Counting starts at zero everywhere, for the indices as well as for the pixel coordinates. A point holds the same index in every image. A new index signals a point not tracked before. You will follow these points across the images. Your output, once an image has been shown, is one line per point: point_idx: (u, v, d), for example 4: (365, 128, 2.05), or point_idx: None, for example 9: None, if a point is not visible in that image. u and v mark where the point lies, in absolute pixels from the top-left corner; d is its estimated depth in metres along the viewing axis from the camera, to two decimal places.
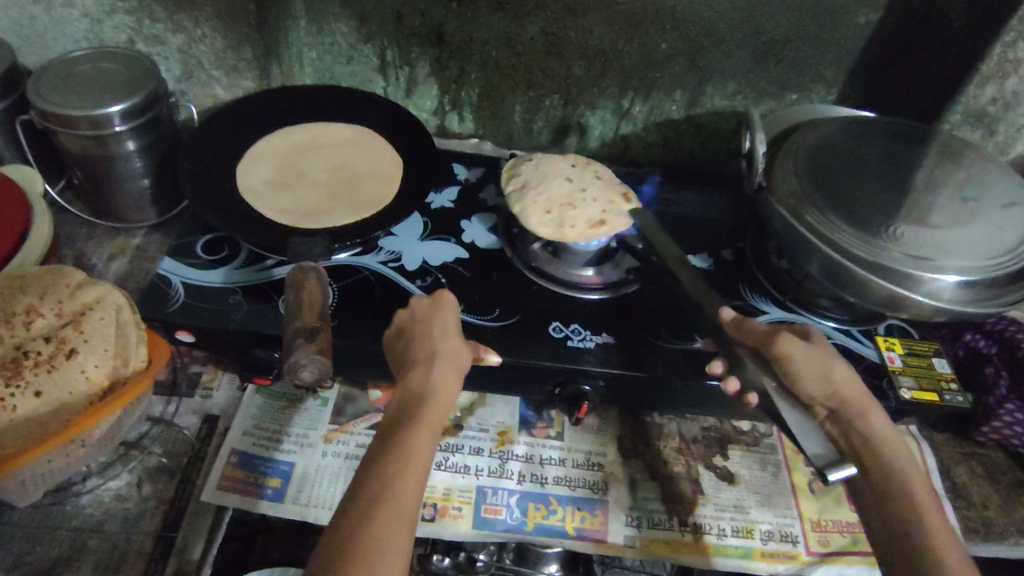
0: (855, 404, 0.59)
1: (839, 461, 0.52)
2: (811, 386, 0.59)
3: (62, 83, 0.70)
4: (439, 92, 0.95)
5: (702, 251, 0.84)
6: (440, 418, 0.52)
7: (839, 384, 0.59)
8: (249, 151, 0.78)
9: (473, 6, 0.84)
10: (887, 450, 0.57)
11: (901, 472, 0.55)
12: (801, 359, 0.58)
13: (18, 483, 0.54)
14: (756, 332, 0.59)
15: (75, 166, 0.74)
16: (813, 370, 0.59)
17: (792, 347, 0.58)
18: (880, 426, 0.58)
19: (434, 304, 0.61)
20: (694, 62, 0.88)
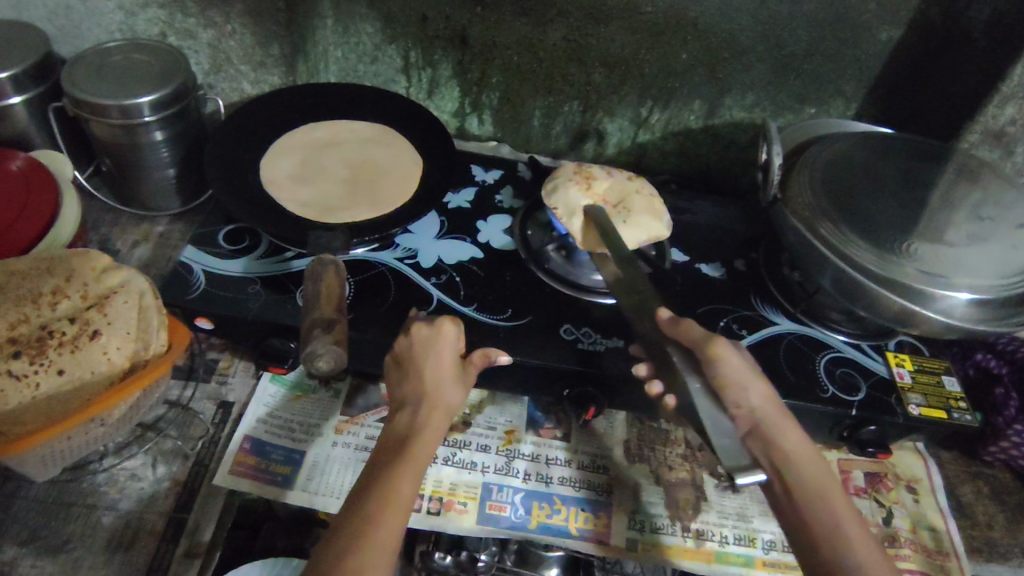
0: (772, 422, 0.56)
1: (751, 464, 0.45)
2: (737, 396, 0.56)
3: (95, 73, 0.72)
4: (460, 94, 0.96)
5: (714, 260, 0.84)
6: (426, 459, 0.52)
7: (764, 402, 0.57)
8: (272, 144, 0.80)
9: (497, 10, 0.85)
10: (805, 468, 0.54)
11: (826, 496, 0.54)
12: (732, 365, 0.55)
13: (38, 458, 0.56)
14: (694, 334, 0.56)
15: (104, 154, 0.76)
16: (740, 381, 0.56)
17: (727, 352, 0.56)
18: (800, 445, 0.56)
19: (433, 335, 0.57)
20: (713, 73, 0.88)
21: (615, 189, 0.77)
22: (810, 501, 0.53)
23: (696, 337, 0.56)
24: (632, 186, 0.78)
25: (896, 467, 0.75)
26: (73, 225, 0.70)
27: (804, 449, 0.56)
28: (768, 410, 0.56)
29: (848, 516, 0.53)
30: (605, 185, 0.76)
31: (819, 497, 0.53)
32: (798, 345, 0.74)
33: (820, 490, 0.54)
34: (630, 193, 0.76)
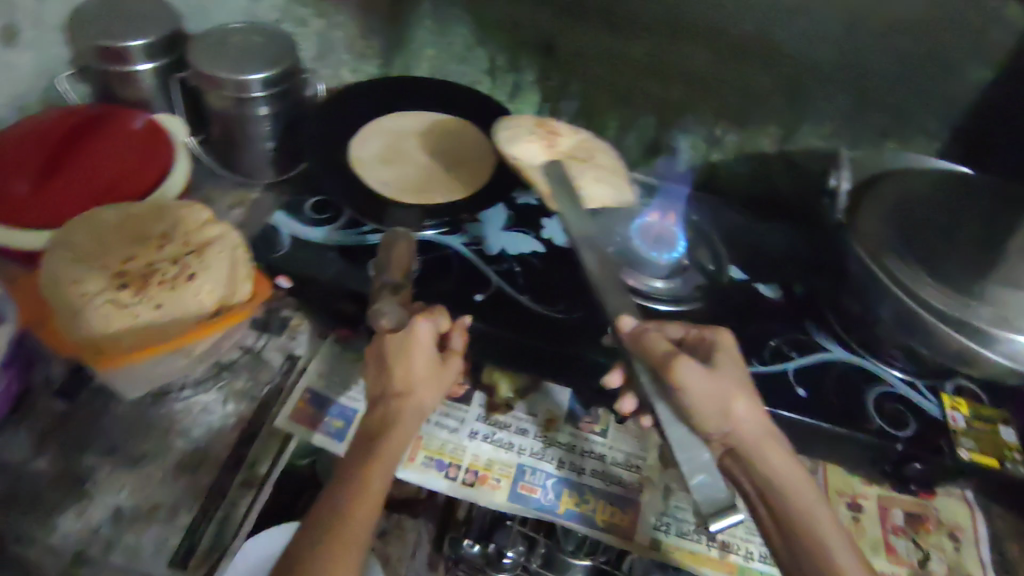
0: (751, 443, 0.56)
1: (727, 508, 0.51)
2: (708, 424, 0.56)
3: (217, 48, 0.81)
4: (541, 99, 1.01)
5: (773, 282, 0.83)
6: (395, 450, 0.55)
7: (736, 424, 0.56)
8: (362, 127, 0.86)
9: (586, 23, 0.90)
10: (788, 490, 0.55)
11: (812, 517, 0.54)
12: (694, 388, 0.55)
13: (132, 377, 0.63)
14: (655, 353, 0.56)
15: (216, 122, 0.85)
16: (708, 404, 0.55)
17: (688, 376, 0.55)
18: (782, 464, 0.56)
19: (400, 338, 0.57)
20: (793, 99, 0.89)
21: (580, 146, 0.84)
22: (797, 529, 0.54)
23: (657, 355, 0.55)
24: (591, 147, 0.86)
25: (941, 512, 0.73)
26: (185, 179, 0.77)
27: (791, 472, 0.56)
28: (749, 428, 0.56)
29: (834, 535, 0.53)
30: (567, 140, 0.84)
31: (804, 523, 0.54)
32: (847, 375, 0.74)
33: (807, 506, 0.55)
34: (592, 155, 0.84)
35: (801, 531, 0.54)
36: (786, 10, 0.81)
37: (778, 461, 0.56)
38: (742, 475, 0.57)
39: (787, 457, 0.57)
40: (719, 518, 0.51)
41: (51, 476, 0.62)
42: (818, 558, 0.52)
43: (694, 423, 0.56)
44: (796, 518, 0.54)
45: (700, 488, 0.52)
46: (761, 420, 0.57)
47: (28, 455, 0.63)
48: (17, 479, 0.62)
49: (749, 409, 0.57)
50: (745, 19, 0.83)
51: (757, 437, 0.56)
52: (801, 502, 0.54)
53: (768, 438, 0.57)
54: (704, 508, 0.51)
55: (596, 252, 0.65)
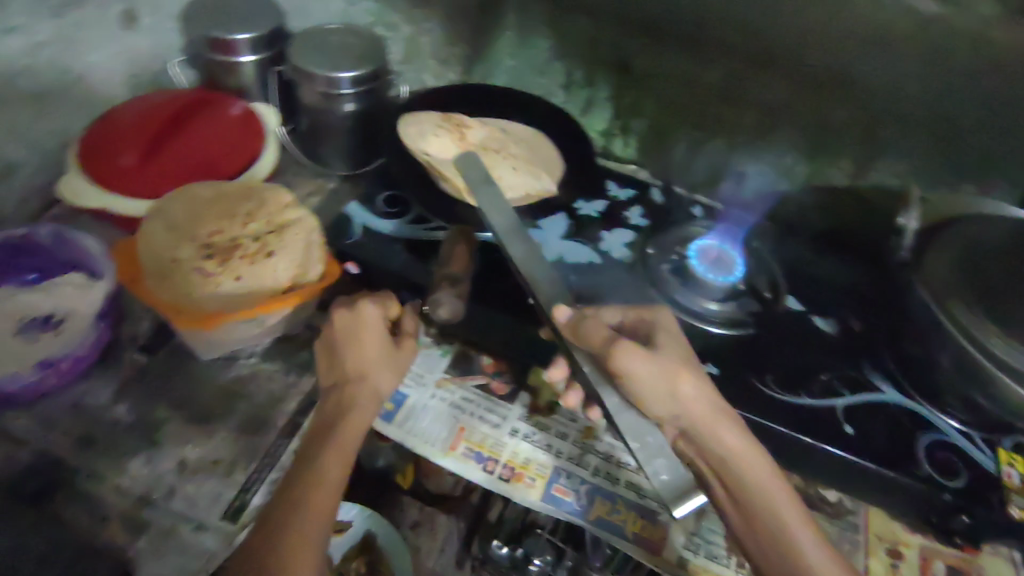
0: (700, 421, 0.60)
1: (687, 494, 0.58)
2: (657, 407, 0.59)
3: (313, 46, 0.87)
4: (612, 116, 1.03)
5: (830, 316, 0.82)
6: (350, 438, 0.60)
7: (686, 404, 0.60)
8: (439, 129, 0.91)
9: (665, 45, 0.92)
10: (744, 470, 0.59)
11: (768, 493, 0.58)
12: (640, 374, 0.58)
13: (214, 339, 0.70)
14: (595, 340, 0.58)
15: (305, 114, 0.91)
16: (653, 385, 0.58)
17: (632, 361, 0.57)
18: (732, 440, 0.59)
19: (353, 320, 0.63)
20: (870, 133, 0.87)
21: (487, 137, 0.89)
22: (752, 506, 0.58)
23: (597, 342, 0.58)
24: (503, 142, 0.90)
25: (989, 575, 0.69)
26: (271, 167, 0.82)
27: (742, 446, 0.59)
28: (693, 408, 0.60)
29: (785, 508, 0.58)
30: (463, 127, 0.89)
31: (759, 500, 0.58)
32: (898, 418, 0.72)
33: (758, 482, 0.59)
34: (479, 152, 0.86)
35: (757, 507, 0.58)
36: (870, 44, 0.79)
37: (728, 439, 0.59)
38: (699, 456, 0.61)
39: (738, 435, 0.60)
40: (679, 505, 0.58)
41: (127, 422, 0.68)
42: (775, 535, 0.57)
43: (643, 407, 0.60)
44: (751, 496, 0.58)
45: (663, 483, 0.59)
46: (708, 397, 0.61)
47: (109, 401, 0.69)
48: (97, 421, 0.67)
49: (696, 385, 0.60)
50: (825, 52, 0.82)
51: (705, 416, 0.60)
52: (757, 480, 0.59)
53: (713, 415, 0.60)
54: (667, 499, 0.58)
55: (525, 242, 0.66)
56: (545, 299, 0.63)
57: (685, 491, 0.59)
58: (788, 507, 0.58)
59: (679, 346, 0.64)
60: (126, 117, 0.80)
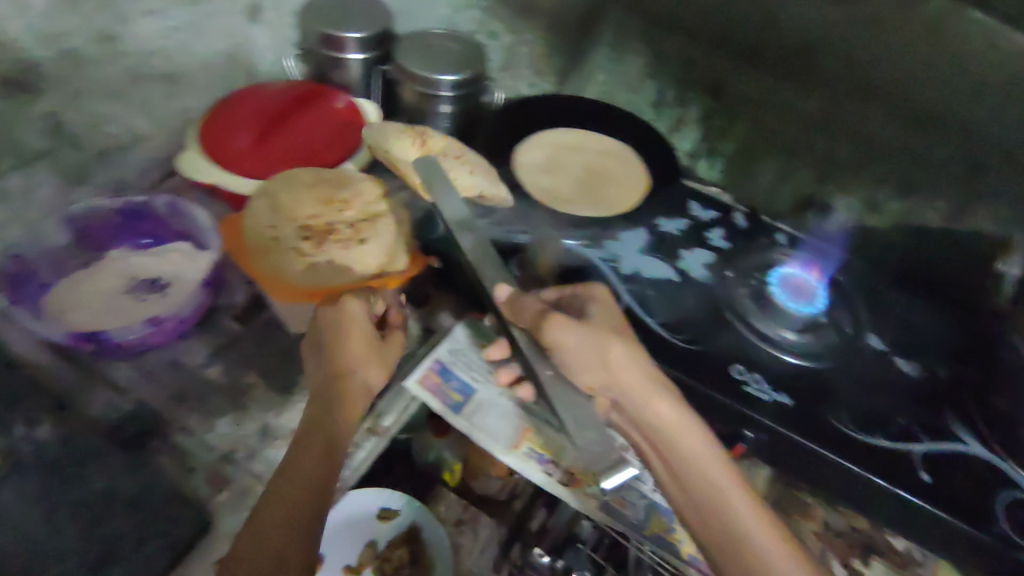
0: (638, 395, 0.65)
1: (618, 466, 0.67)
2: (588, 375, 0.65)
3: (418, 48, 0.91)
4: (701, 137, 1.05)
5: (914, 360, 0.78)
6: (340, 430, 0.61)
7: (618, 374, 0.65)
8: (530, 137, 0.93)
9: (762, 70, 0.91)
10: (675, 439, 0.64)
11: (700, 462, 0.63)
12: (570, 343, 0.65)
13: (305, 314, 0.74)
14: (527, 313, 0.65)
15: (405, 113, 0.95)
16: (584, 355, 0.65)
17: (561, 329, 0.64)
18: (670, 414, 0.64)
19: (340, 316, 0.66)
20: (970, 178, 0.83)
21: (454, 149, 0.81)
22: (688, 473, 0.63)
23: (531, 316, 0.65)
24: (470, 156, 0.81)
25: None
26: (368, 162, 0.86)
27: (680, 418, 0.64)
28: (623, 377, 0.65)
29: (725, 476, 0.62)
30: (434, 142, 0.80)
31: (692, 467, 0.63)
32: (981, 473, 0.67)
33: (696, 455, 0.63)
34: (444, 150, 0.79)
35: (700, 481, 0.63)
36: (972, 89, 0.75)
37: (666, 409, 0.64)
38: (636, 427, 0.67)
39: (673, 407, 0.65)
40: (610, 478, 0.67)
41: (216, 383, 0.73)
42: (723, 510, 0.61)
43: (574, 375, 0.66)
44: (685, 463, 0.63)
45: (586, 448, 0.65)
46: (640, 366, 0.66)
47: (203, 362, 0.75)
48: (190, 379, 0.73)
49: (626, 352, 0.66)
50: (927, 88, 0.78)
51: (639, 387, 0.65)
52: (689, 448, 0.63)
53: (647, 388, 0.65)
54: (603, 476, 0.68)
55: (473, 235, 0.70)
56: (488, 278, 0.68)
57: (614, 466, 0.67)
58: (720, 473, 0.63)
59: (609, 320, 0.69)
60: (245, 104, 0.86)
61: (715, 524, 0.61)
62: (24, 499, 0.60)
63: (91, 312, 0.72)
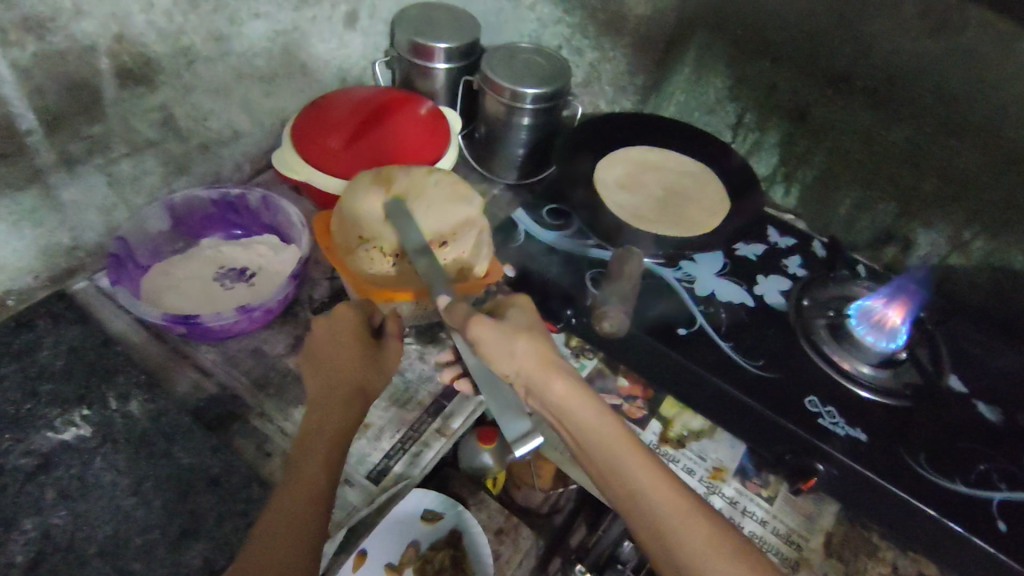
0: (534, 377, 0.56)
1: (528, 435, 0.53)
2: (499, 366, 0.57)
3: (505, 61, 0.93)
4: (777, 162, 1.03)
5: (997, 405, 0.76)
6: (332, 434, 0.63)
7: (527, 362, 0.56)
8: (608, 153, 0.94)
9: (850, 97, 0.90)
10: (567, 411, 0.56)
11: (609, 448, 0.55)
12: (484, 341, 0.56)
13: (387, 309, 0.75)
14: (456, 317, 0.58)
15: (484, 123, 0.97)
16: (494, 351, 0.56)
17: (480, 329, 0.56)
18: (561, 391, 0.56)
19: (334, 324, 0.69)
20: None
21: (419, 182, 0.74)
22: (595, 450, 0.56)
23: (459, 317, 0.58)
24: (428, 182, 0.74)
25: None
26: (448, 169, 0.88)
27: (578, 399, 0.56)
28: (526, 368, 0.56)
29: (646, 471, 0.54)
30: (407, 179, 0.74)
31: (601, 451, 0.55)
32: None
33: (607, 442, 0.55)
34: (429, 184, 0.74)
35: (621, 479, 0.54)
36: None
37: (559, 389, 0.56)
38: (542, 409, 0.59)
39: (568, 379, 0.56)
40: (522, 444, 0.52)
41: (295, 373, 0.75)
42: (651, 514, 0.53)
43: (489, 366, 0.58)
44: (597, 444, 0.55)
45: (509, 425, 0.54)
46: (546, 349, 0.57)
47: (284, 351, 0.77)
48: (271, 368, 0.75)
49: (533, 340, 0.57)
50: None
51: (543, 371, 0.56)
52: (590, 425, 0.55)
53: (553, 368, 0.57)
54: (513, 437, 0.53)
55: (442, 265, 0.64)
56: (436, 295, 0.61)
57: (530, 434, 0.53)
58: (636, 455, 0.54)
59: (529, 317, 0.61)
60: (336, 107, 0.89)
61: (634, 514, 0.53)
62: (114, 471, 0.63)
63: (185, 297, 0.76)
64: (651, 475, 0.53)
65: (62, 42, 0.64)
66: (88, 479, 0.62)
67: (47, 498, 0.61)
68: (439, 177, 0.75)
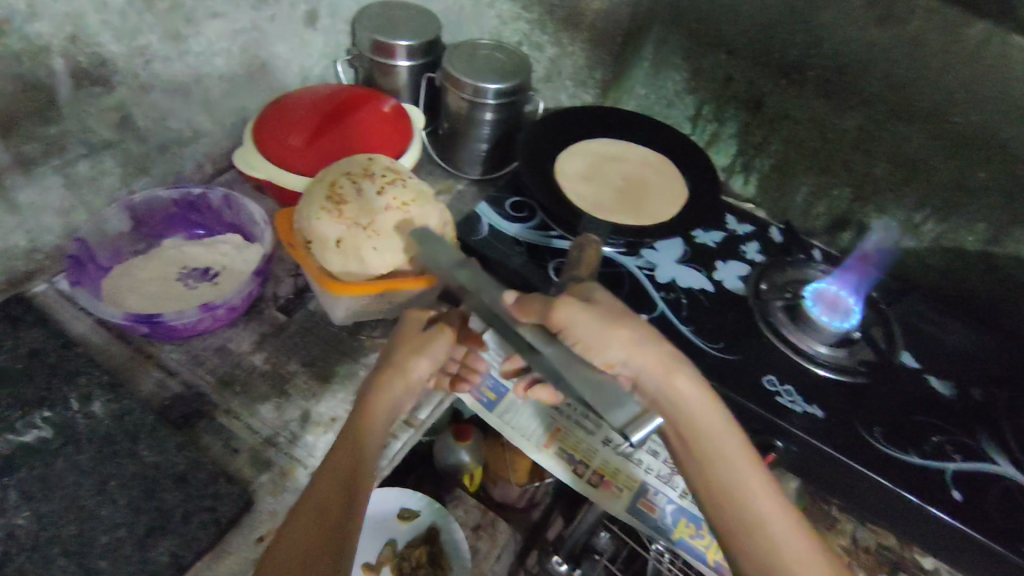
0: (652, 374, 0.60)
1: (641, 417, 0.52)
2: (606, 355, 0.59)
3: (466, 57, 0.94)
4: (735, 152, 1.06)
5: (948, 378, 0.78)
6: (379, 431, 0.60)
7: (635, 351, 0.60)
8: (569, 145, 0.96)
9: (802, 86, 0.93)
10: (688, 409, 0.60)
11: (726, 461, 0.59)
12: (582, 327, 0.58)
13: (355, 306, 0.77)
14: (536, 306, 0.58)
15: (447, 119, 0.98)
16: (595, 337, 0.58)
17: (572, 312, 0.58)
18: (686, 392, 0.60)
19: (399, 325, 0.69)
20: (1013, 203, 0.83)
21: (364, 206, 0.73)
22: (715, 469, 0.59)
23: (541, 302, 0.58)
24: (373, 207, 0.73)
25: None
26: (411, 165, 0.89)
27: (696, 399, 0.60)
28: (639, 361, 0.60)
29: (756, 484, 0.58)
30: (356, 202, 0.74)
31: (714, 451, 0.59)
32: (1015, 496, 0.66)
33: (721, 453, 0.59)
34: (378, 210, 0.73)
35: (733, 489, 0.58)
36: (1020, 113, 0.78)
37: (684, 386, 0.60)
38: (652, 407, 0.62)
39: (691, 381, 0.60)
40: (637, 430, 0.51)
41: (261, 370, 0.75)
42: (753, 532, 0.56)
43: (589, 356, 0.59)
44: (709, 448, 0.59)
45: (610, 410, 0.52)
46: (657, 347, 0.61)
47: (249, 349, 0.77)
48: (236, 365, 0.75)
49: (637, 331, 0.61)
50: (973, 111, 0.80)
51: (664, 368, 0.60)
52: (704, 422, 0.60)
53: (669, 367, 0.60)
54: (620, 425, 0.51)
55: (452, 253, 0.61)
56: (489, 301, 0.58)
57: (638, 416, 0.52)
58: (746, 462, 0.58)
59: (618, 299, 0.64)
60: (296, 105, 0.89)
61: (733, 529, 0.57)
62: (76, 469, 0.63)
63: (147, 297, 0.75)
64: (763, 495, 0.57)
65: (15, 43, 0.63)
66: (51, 479, 0.62)
67: (9, 500, 0.60)
68: (389, 198, 0.74)
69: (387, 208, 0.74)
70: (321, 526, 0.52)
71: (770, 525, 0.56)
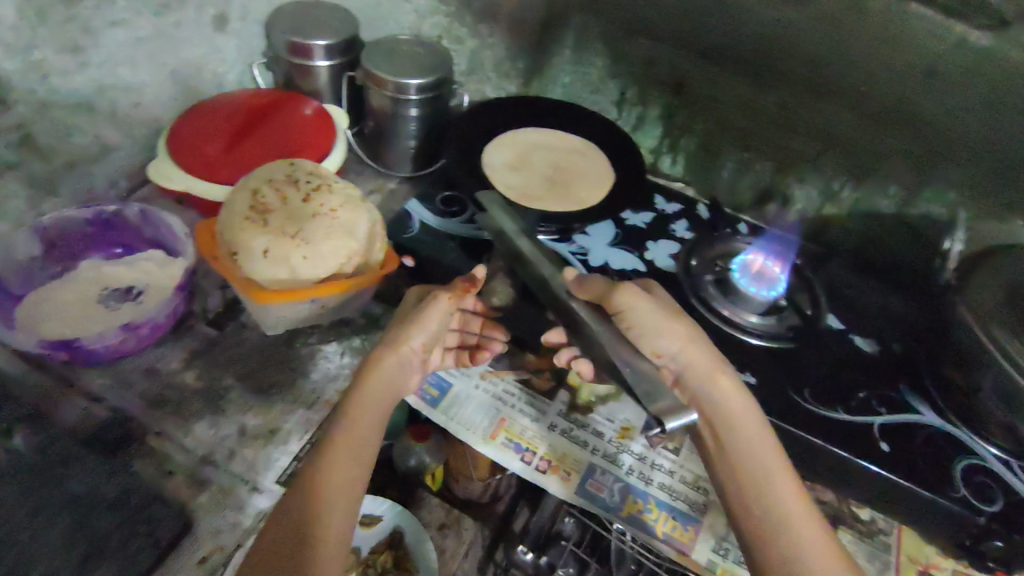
0: (695, 371, 0.66)
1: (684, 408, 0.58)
2: (658, 343, 0.66)
3: (386, 53, 0.93)
4: (661, 134, 1.08)
5: (870, 337, 0.82)
6: (366, 436, 0.60)
7: (684, 344, 0.66)
8: (496, 136, 0.96)
9: (722, 67, 0.95)
10: (726, 405, 0.64)
11: (755, 455, 0.61)
12: (639, 309, 0.66)
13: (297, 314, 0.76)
14: (597, 288, 0.68)
15: (372, 118, 0.97)
16: (647, 320, 0.66)
17: (628, 298, 0.66)
18: (726, 391, 0.64)
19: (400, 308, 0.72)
20: (917, 164, 0.87)
21: (292, 212, 0.72)
22: (747, 463, 0.61)
23: (601, 288, 0.68)
24: (301, 214, 0.72)
25: None
26: (336, 167, 0.86)
27: (738, 403, 0.64)
28: (686, 355, 0.66)
29: (783, 479, 0.60)
30: (285, 210, 0.72)
31: (741, 442, 0.62)
32: (937, 442, 0.69)
33: (751, 451, 0.62)
34: (306, 217, 0.72)
35: (761, 481, 0.60)
36: None
37: (726, 384, 0.65)
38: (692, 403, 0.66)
39: (732, 382, 0.65)
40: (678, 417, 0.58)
41: (193, 388, 0.73)
42: (775, 522, 0.58)
43: (642, 342, 0.67)
44: (739, 438, 0.62)
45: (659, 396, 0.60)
46: (709, 354, 0.67)
47: (179, 367, 0.75)
48: (166, 385, 0.73)
49: (686, 330, 0.67)
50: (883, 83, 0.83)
51: (709, 369, 0.65)
52: (738, 415, 0.63)
53: (710, 369, 0.65)
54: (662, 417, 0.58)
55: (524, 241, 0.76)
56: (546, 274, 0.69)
57: (682, 408, 0.58)
58: (772, 456, 0.61)
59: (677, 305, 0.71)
60: (213, 114, 0.87)
61: (754, 517, 0.59)
62: None
63: (64, 323, 0.72)
64: (789, 489, 0.60)
65: None
66: None
67: None
68: (318, 205, 0.73)
69: (316, 213, 0.72)
70: (300, 535, 0.53)
71: (790, 514, 0.58)
